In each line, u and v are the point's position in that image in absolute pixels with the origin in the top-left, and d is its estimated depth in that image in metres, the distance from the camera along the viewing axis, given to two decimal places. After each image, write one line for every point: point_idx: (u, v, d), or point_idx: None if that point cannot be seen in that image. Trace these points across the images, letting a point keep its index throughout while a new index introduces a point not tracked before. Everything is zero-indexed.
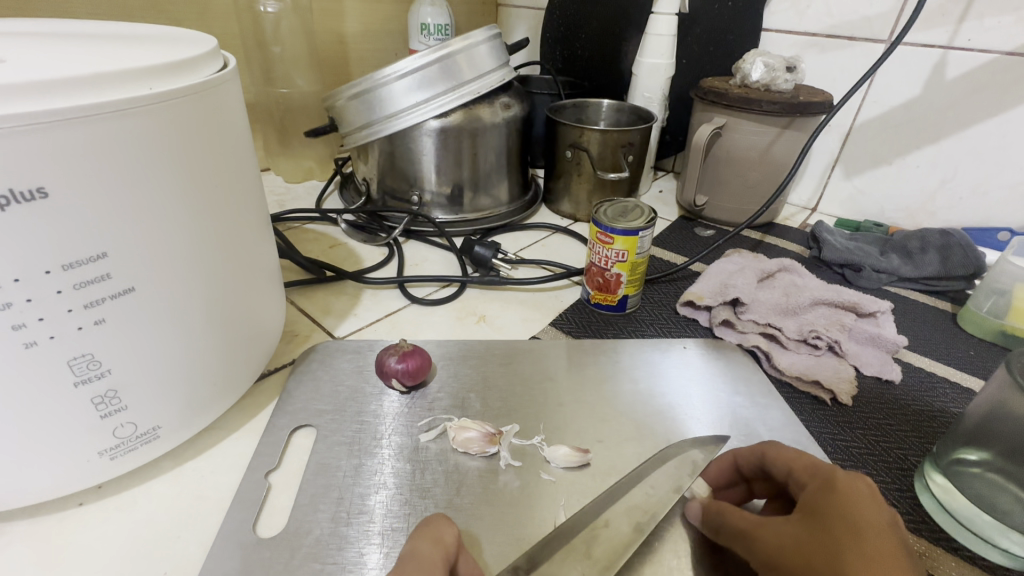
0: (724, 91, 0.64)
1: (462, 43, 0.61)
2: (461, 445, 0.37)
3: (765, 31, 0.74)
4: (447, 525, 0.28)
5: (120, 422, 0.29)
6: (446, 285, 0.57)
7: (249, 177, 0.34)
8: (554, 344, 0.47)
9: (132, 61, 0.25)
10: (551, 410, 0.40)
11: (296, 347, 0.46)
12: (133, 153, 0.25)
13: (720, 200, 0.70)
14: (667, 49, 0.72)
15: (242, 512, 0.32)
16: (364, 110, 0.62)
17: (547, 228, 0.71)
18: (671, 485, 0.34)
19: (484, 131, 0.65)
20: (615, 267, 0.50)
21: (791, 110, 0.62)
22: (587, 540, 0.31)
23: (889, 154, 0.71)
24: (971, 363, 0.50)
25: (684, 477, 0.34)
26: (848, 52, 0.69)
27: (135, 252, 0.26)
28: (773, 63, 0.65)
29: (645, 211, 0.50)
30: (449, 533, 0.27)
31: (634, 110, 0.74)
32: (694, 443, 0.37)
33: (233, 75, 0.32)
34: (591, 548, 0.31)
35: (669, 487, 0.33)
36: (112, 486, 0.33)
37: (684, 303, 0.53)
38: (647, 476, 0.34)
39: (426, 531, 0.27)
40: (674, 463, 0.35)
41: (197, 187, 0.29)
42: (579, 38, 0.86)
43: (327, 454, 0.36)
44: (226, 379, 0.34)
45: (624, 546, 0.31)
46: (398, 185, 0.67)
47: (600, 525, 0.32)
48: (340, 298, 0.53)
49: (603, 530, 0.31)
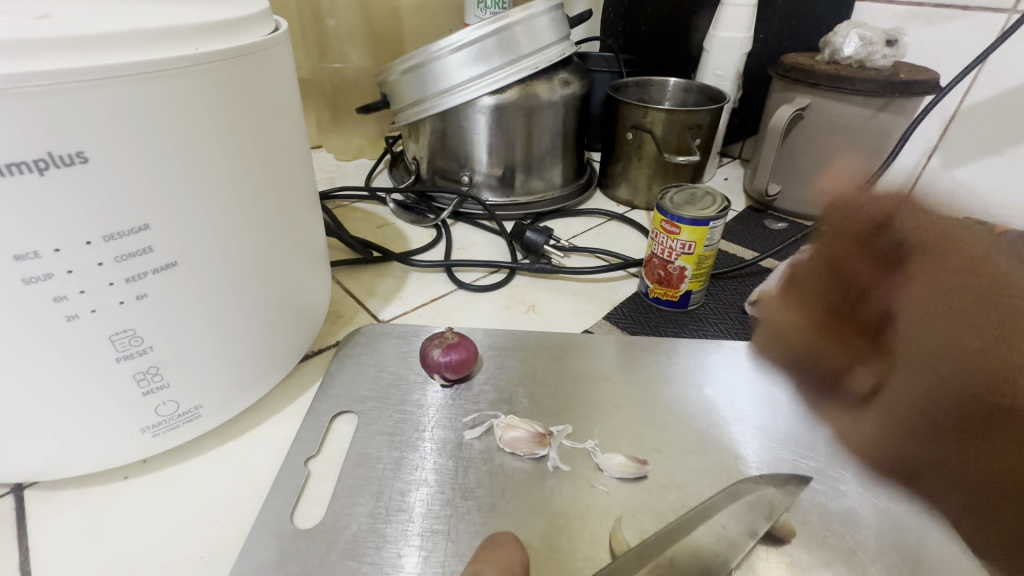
0: (809, 68, 0.58)
1: (522, 14, 0.57)
2: (509, 446, 0.34)
3: (859, 1, 0.66)
4: (515, 552, 0.27)
5: (161, 400, 0.28)
6: (493, 271, 0.54)
7: (296, 150, 0.33)
8: (608, 339, 0.44)
9: (178, 19, 0.24)
10: (604, 413, 0.37)
11: (340, 329, 0.45)
12: (176, 118, 0.23)
13: (796, 190, 0.64)
14: (745, 22, 0.66)
15: (281, 498, 0.31)
16: (417, 85, 0.60)
17: (601, 215, 0.67)
18: (745, 526, 0.30)
19: (540, 110, 0.61)
20: (679, 260, 0.46)
21: (888, 89, 0.55)
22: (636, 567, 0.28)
23: (1001, 144, 0.62)
24: None
25: (760, 520, 0.31)
26: (959, 24, 0.60)
27: (178, 225, 0.25)
28: (870, 36, 0.57)
29: (717, 199, 0.45)
30: (517, 559, 0.27)
31: (703, 89, 0.68)
32: (770, 480, 0.33)
33: (283, 39, 0.30)
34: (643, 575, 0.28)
35: (743, 528, 0.30)
36: (156, 462, 0.33)
37: (753, 303, 0.48)
38: (717, 513, 0.31)
39: (493, 554, 0.27)
40: (748, 503, 0.31)
41: (241, 158, 0.27)
42: (645, 11, 0.80)
43: (367, 443, 0.35)
44: (269, 360, 0.33)
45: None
46: (448, 165, 0.65)
47: (664, 563, 0.28)
48: (385, 280, 0.52)
49: (667, 568, 0.28)
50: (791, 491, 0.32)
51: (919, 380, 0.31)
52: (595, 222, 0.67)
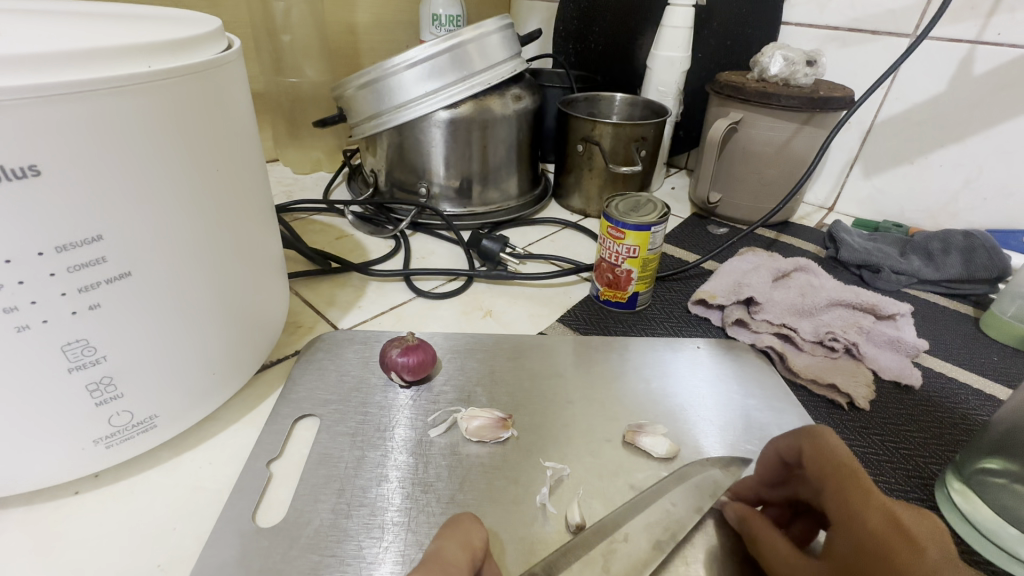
0: (740, 85, 0.63)
1: (473, 32, 0.60)
2: (472, 435, 0.36)
3: (784, 25, 0.72)
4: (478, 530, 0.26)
5: (116, 411, 0.28)
6: (452, 279, 0.56)
7: (252, 165, 0.34)
8: (561, 339, 0.46)
9: (130, 38, 0.25)
10: (559, 408, 0.39)
11: (299, 338, 0.46)
12: (129, 132, 0.24)
13: (734, 197, 0.69)
14: (683, 42, 0.71)
15: (242, 499, 0.31)
16: (373, 100, 0.61)
17: (557, 223, 0.70)
18: (691, 503, 0.32)
19: (494, 124, 0.64)
20: (625, 263, 0.49)
21: (809, 105, 0.60)
22: (604, 555, 0.30)
23: (911, 153, 0.69)
24: (994, 369, 0.48)
25: (706, 497, 0.33)
26: (870, 47, 0.67)
27: (132, 235, 0.26)
28: (792, 56, 0.63)
29: (658, 206, 0.49)
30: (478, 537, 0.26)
31: (647, 104, 0.72)
32: (714, 463, 0.35)
33: (237, 57, 0.31)
34: (608, 563, 0.30)
35: (689, 505, 0.32)
36: (108, 476, 0.33)
37: (696, 303, 0.52)
38: (666, 494, 0.33)
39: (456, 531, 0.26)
40: (693, 483, 0.33)
41: (195, 170, 0.28)
42: (592, 31, 0.85)
43: (329, 444, 0.35)
44: (226, 369, 0.34)
45: (643, 564, 0.30)
46: (406, 177, 0.66)
47: (619, 539, 0.31)
48: (345, 290, 0.53)
49: (621, 544, 0.30)
50: (734, 473, 0.34)
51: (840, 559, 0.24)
52: (551, 230, 0.70)
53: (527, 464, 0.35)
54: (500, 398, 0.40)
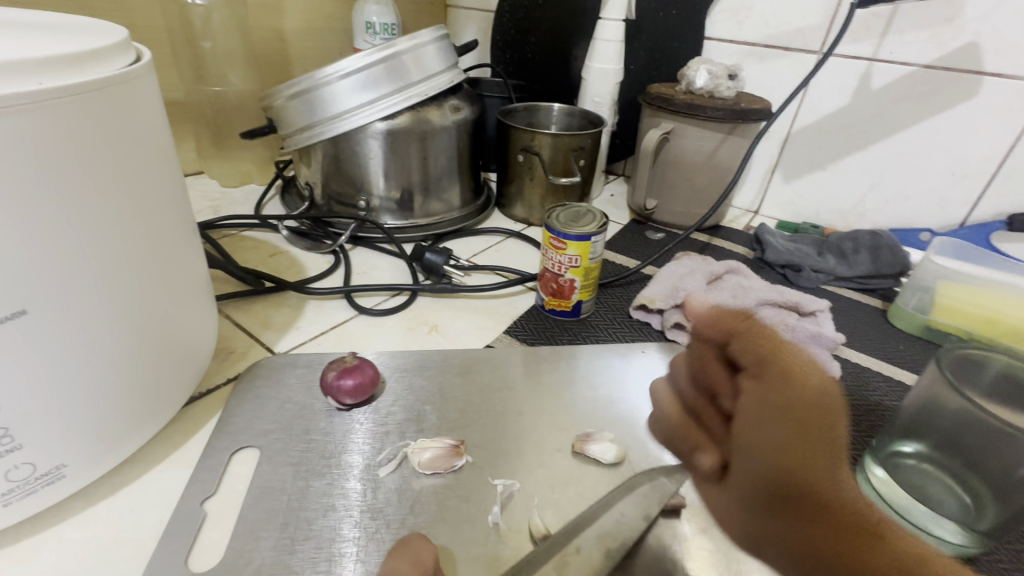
0: (670, 97, 0.66)
1: (408, 43, 0.59)
2: (426, 468, 0.35)
3: (707, 40, 0.77)
4: (425, 545, 0.28)
5: (14, 464, 0.25)
6: (395, 294, 0.54)
7: (170, 187, 0.31)
8: (510, 351, 0.46)
9: (16, 51, 0.22)
10: (509, 420, 0.39)
11: (231, 365, 0.43)
12: (17, 156, 0.22)
13: (669, 203, 0.72)
14: (615, 55, 0.73)
15: (172, 545, 0.29)
16: (305, 111, 0.59)
17: (501, 233, 0.70)
18: (639, 511, 0.32)
19: (433, 135, 0.63)
20: (568, 273, 0.49)
21: (733, 116, 0.64)
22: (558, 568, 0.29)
23: (823, 159, 0.74)
24: (901, 358, 0.53)
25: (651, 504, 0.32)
26: (784, 61, 0.72)
27: (27, 269, 0.23)
28: (716, 70, 0.67)
29: (597, 216, 0.50)
30: (427, 552, 0.27)
31: (584, 114, 0.74)
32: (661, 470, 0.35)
33: (147, 71, 0.29)
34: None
35: (637, 513, 0.32)
36: (8, 535, 0.29)
37: (637, 308, 0.53)
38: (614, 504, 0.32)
39: (405, 550, 0.28)
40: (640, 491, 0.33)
41: (100, 195, 0.25)
42: (529, 42, 0.87)
43: (270, 476, 0.33)
44: (148, 406, 0.31)
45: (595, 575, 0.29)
46: (344, 190, 0.64)
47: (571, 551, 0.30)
48: (280, 310, 0.50)
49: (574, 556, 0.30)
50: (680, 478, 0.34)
51: (760, 440, 0.23)
52: (494, 240, 0.70)
53: (478, 478, 0.35)
54: (449, 414, 0.39)
